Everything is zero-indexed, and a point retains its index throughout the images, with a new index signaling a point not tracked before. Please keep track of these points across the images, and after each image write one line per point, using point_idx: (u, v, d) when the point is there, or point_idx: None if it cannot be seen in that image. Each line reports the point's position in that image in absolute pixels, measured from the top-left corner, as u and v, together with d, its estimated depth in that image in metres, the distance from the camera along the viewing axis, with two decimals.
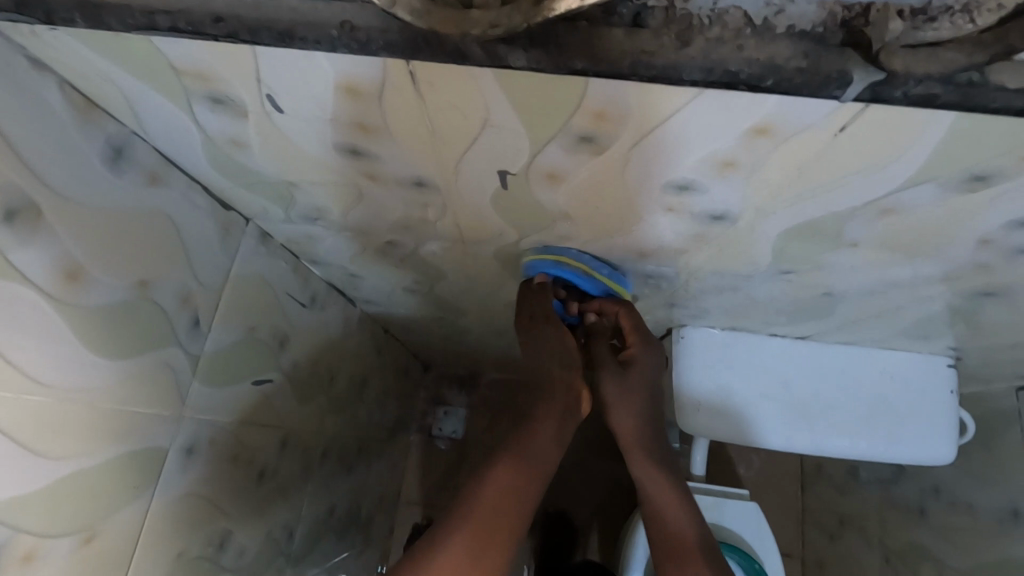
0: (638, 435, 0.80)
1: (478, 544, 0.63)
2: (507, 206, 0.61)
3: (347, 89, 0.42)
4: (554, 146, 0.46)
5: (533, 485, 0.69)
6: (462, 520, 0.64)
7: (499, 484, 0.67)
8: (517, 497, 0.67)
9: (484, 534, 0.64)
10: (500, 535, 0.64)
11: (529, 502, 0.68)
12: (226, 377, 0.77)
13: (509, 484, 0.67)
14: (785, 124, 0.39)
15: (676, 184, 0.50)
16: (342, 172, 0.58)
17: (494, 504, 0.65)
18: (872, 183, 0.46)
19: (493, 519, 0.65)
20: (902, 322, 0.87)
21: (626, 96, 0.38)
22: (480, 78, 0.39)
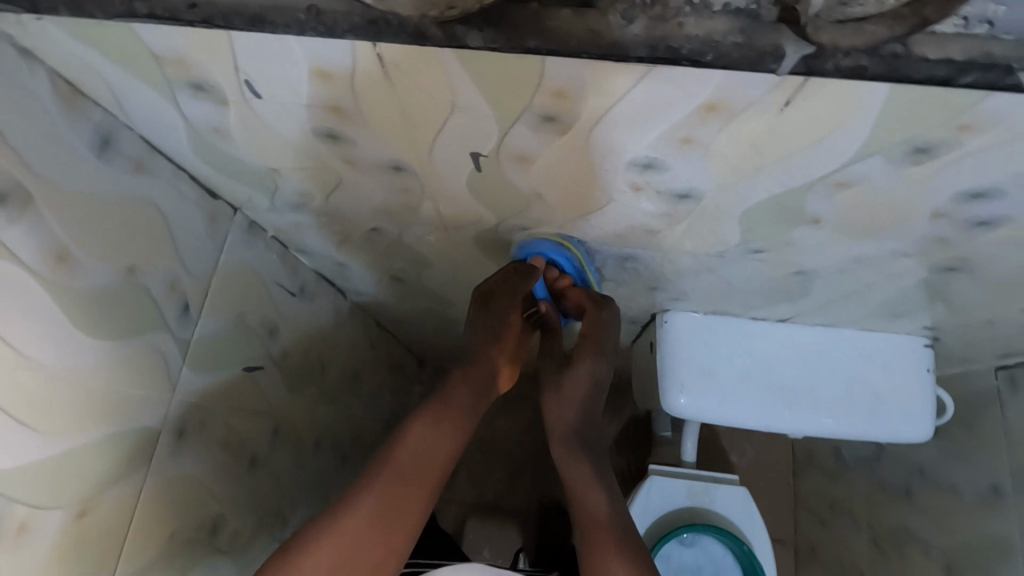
0: (566, 424, 0.83)
1: (385, 502, 0.65)
2: (483, 189, 0.63)
3: (319, 72, 0.44)
4: (520, 126, 0.49)
5: (448, 446, 0.70)
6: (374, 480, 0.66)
7: (414, 440, 0.68)
8: (431, 457, 0.68)
9: (391, 492, 0.65)
10: (408, 494, 0.66)
11: (442, 462, 0.69)
12: (215, 363, 0.79)
13: (426, 445, 0.68)
14: (733, 98, 0.41)
15: (640, 161, 0.53)
16: (322, 158, 0.60)
17: (407, 463, 0.67)
18: (823, 156, 0.48)
19: (405, 480, 0.66)
20: (875, 302, 0.90)
21: (582, 74, 0.40)
22: (444, 61, 0.41)
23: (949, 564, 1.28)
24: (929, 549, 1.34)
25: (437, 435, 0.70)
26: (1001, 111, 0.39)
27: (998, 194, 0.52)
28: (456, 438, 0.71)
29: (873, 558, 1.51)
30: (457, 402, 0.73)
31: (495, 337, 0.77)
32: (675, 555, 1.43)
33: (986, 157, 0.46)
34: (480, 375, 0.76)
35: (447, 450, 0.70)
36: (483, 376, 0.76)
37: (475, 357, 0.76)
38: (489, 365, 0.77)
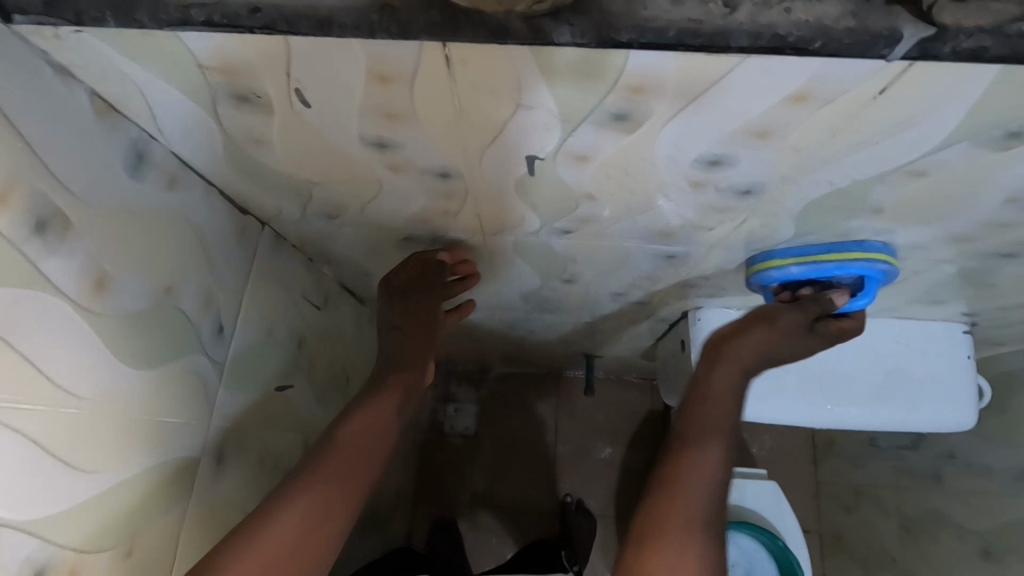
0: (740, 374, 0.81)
1: (324, 499, 0.67)
2: (530, 192, 0.60)
3: (380, 78, 0.41)
4: (586, 126, 0.46)
5: (377, 441, 0.75)
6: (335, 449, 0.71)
7: (347, 437, 0.73)
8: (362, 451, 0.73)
9: (345, 463, 0.71)
10: (344, 489, 0.69)
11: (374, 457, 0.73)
12: (248, 383, 0.76)
13: (357, 442, 0.73)
14: (824, 88, 0.39)
15: (707, 159, 0.50)
16: (364, 166, 0.57)
17: (339, 459, 0.70)
18: (904, 145, 0.46)
19: (340, 474, 0.70)
20: (918, 289, 0.88)
21: (671, 67, 0.38)
22: (519, 59, 0.38)
23: None
24: (962, 533, 1.33)
25: (366, 431, 0.74)
26: None
27: None
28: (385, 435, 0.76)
29: (903, 543, 1.50)
30: (382, 405, 0.78)
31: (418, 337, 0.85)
32: None
33: None
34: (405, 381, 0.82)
35: (377, 446, 0.75)
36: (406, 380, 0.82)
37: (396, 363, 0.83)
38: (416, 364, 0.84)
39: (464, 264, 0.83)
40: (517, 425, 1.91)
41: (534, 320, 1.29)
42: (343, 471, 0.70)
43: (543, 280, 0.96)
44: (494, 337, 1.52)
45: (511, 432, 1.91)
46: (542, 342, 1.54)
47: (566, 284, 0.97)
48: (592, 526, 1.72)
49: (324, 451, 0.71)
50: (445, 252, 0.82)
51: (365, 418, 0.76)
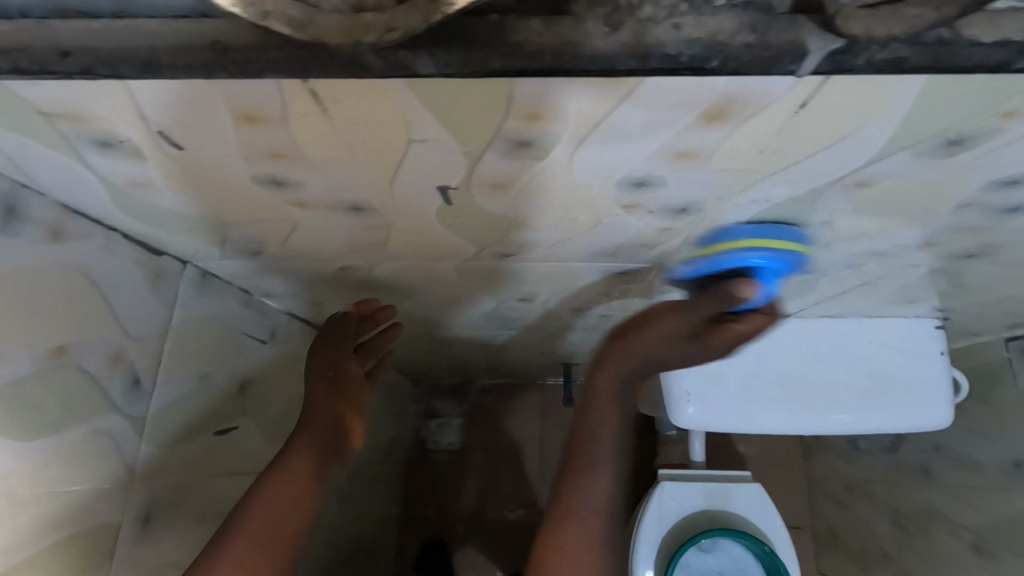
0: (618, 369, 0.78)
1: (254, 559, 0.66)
2: (458, 221, 0.56)
3: (247, 117, 0.37)
4: (490, 155, 0.42)
5: (299, 507, 0.72)
6: (258, 500, 0.70)
7: (269, 488, 0.71)
8: (280, 522, 0.70)
9: (275, 511, 0.70)
10: (275, 542, 0.69)
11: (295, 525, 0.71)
12: (179, 434, 0.71)
13: (276, 502, 0.70)
14: (736, 106, 0.35)
15: (633, 180, 0.46)
16: (269, 204, 0.52)
17: (263, 512, 0.69)
18: (838, 157, 0.42)
19: (258, 544, 0.67)
20: (886, 291, 0.84)
21: (565, 93, 0.34)
22: (394, 91, 0.34)
23: (977, 544, 1.23)
24: (953, 529, 1.29)
25: (282, 498, 0.71)
26: None
27: None
28: (306, 500, 0.73)
29: (896, 538, 1.46)
30: (298, 466, 0.74)
31: (335, 388, 0.81)
32: (696, 563, 1.38)
33: None
34: (324, 436, 0.78)
35: (298, 511, 0.72)
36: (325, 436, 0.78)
37: (313, 416, 0.79)
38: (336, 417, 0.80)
39: (382, 311, 0.89)
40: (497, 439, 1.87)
41: (504, 336, 1.25)
42: (275, 520, 0.69)
43: (498, 300, 0.92)
44: (467, 352, 1.47)
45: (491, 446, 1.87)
46: (517, 354, 1.50)
47: (525, 302, 0.93)
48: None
49: (239, 522, 0.68)
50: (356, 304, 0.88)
51: (280, 483, 0.72)
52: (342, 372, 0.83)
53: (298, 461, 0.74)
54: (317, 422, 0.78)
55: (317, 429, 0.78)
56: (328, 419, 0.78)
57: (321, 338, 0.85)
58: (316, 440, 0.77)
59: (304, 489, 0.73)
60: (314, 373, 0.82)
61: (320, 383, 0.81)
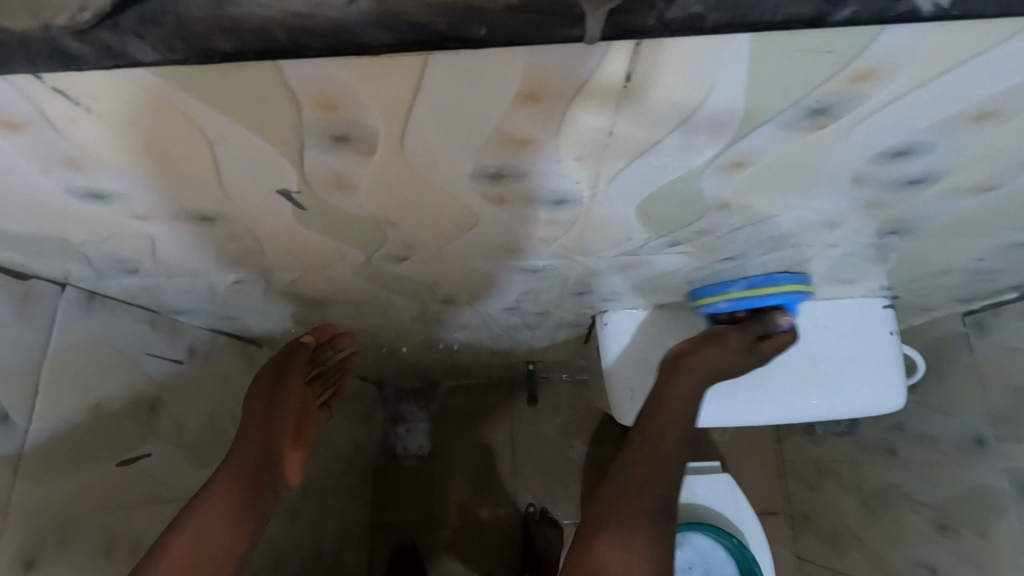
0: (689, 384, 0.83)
1: None
2: (325, 227, 0.52)
3: (5, 123, 0.33)
4: (311, 152, 0.37)
5: (220, 553, 0.62)
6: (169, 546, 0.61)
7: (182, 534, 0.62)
8: (195, 571, 0.61)
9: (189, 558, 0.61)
10: None
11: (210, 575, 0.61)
12: (67, 467, 0.67)
13: (189, 552, 0.61)
14: (553, 83, 0.31)
15: (486, 173, 0.42)
16: (105, 220, 0.48)
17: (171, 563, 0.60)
18: (700, 135, 0.38)
19: None
20: (820, 272, 0.81)
21: (351, 76, 0.30)
22: (152, 83, 0.30)
23: (940, 523, 1.20)
24: (917, 508, 1.27)
25: (196, 544, 0.62)
26: (897, 51, 0.30)
27: (922, 148, 0.42)
28: (226, 546, 0.63)
29: (864, 520, 1.44)
30: (218, 505, 0.64)
31: (270, 417, 0.70)
32: None
33: (900, 107, 0.36)
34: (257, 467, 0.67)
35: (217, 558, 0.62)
36: (257, 472, 0.67)
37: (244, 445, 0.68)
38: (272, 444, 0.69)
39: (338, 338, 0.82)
40: (466, 440, 1.83)
41: (449, 338, 1.21)
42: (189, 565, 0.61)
43: (421, 303, 0.88)
44: (419, 356, 1.43)
45: (460, 450, 1.82)
46: (473, 355, 1.46)
47: (449, 304, 0.89)
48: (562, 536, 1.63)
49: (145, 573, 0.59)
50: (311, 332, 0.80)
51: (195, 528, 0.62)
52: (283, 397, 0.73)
53: (220, 498, 0.64)
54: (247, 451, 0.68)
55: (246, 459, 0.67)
56: (262, 446, 0.68)
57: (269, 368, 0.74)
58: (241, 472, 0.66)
59: (224, 534, 0.63)
60: (252, 399, 0.72)
61: (256, 411, 0.70)
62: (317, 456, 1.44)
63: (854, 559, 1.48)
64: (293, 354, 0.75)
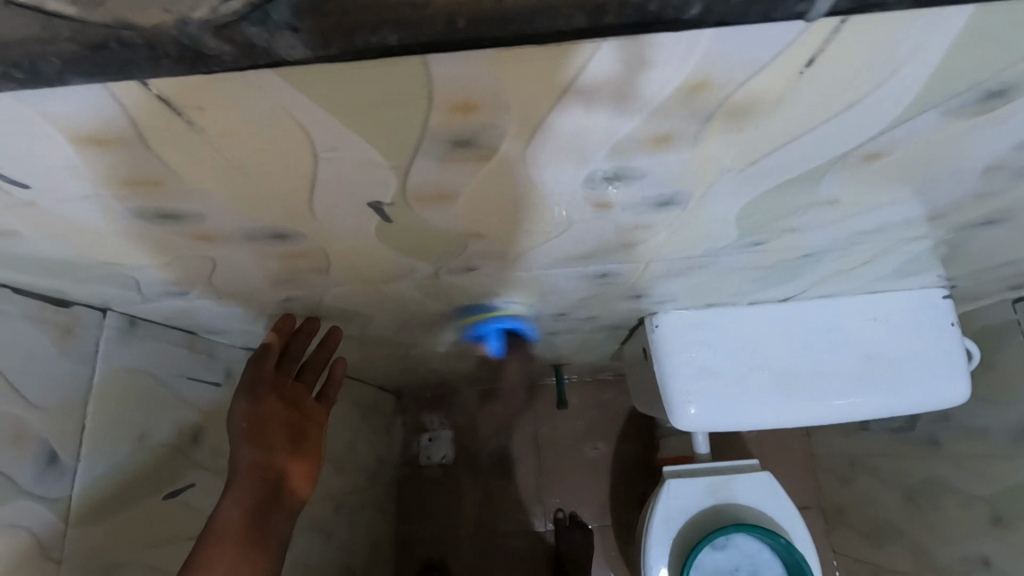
0: None
1: None
2: (401, 240, 0.47)
3: (91, 141, 0.28)
4: (422, 161, 0.33)
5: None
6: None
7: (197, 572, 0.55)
8: None
9: None
10: None
11: None
12: (115, 505, 0.62)
13: None
14: (723, 72, 0.28)
15: (601, 176, 0.38)
16: (166, 241, 0.43)
17: None
18: (850, 124, 0.34)
19: None
20: (893, 265, 0.77)
21: (508, 71, 0.26)
22: (270, 92, 0.26)
23: (993, 515, 1.17)
24: (967, 500, 1.23)
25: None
26: None
27: None
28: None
29: (907, 514, 1.41)
30: (231, 532, 0.58)
31: (257, 435, 0.63)
32: (707, 561, 1.24)
33: None
34: (261, 487, 0.61)
35: None
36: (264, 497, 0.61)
37: (239, 474, 0.61)
38: (269, 458, 0.63)
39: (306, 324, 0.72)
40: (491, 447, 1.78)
41: (485, 346, 1.17)
42: None
43: (470, 313, 0.84)
44: (446, 365, 1.38)
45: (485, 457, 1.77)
46: (502, 361, 1.42)
47: (497, 313, 0.85)
48: (591, 538, 1.63)
49: None
50: (273, 332, 0.69)
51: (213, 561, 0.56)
52: (264, 407, 0.65)
53: (232, 527, 0.58)
54: (245, 475, 0.61)
55: (244, 478, 0.61)
56: (260, 464, 0.62)
57: (239, 386, 0.65)
58: (244, 494, 0.60)
59: (247, 553, 0.58)
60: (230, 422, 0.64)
61: (242, 436, 0.63)
62: (344, 471, 1.39)
63: (897, 554, 1.45)
64: (258, 367, 0.65)
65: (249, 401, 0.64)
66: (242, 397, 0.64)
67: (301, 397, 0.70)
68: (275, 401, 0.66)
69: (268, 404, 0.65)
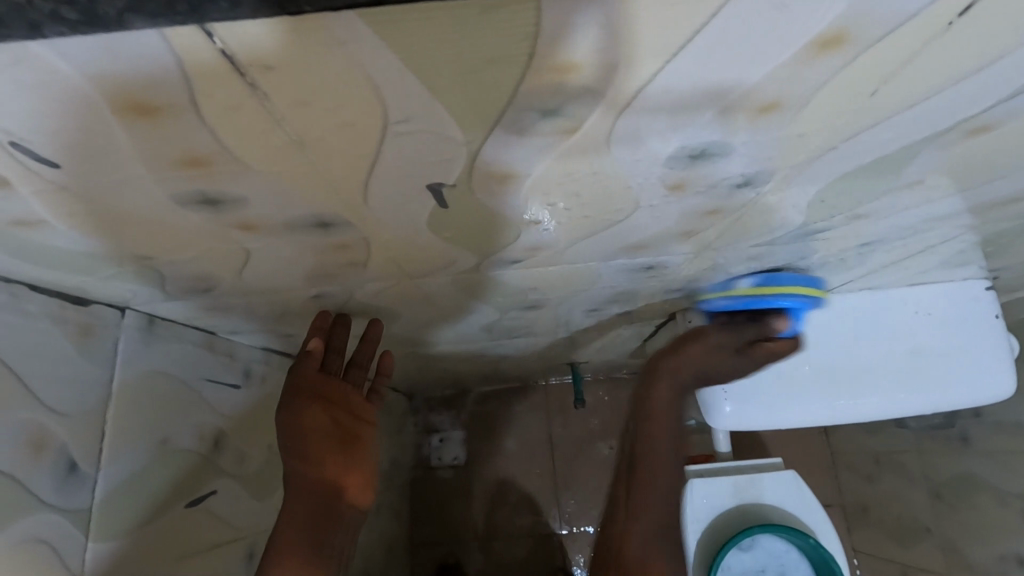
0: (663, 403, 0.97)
1: None
2: (452, 228, 0.44)
3: (137, 109, 0.25)
4: (500, 135, 0.30)
5: None
6: None
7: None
8: None
9: None
10: None
11: None
12: (138, 514, 0.59)
13: None
14: (864, 24, 0.24)
15: (688, 153, 0.34)
16: (202, 230, 0.40)
17: None
18: (974, 90, 0.31)
19: None
20: (945, 254, 0.74)
21: (633, 22, 0.23)
22: (352, 45, 0.22)
23: None
24: (1003, 497, 1.20)
25: None
26: None
27: None
28: None
29: (936, 511, 1.38)
30: (288, 549, 0.59)
31: (304, 450, 0.61)
32: (735, 562, 1.17)
33: None
34: (313, 503, 0.61)
35: None
36: (317, 511, 0.61)
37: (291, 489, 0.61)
38: (319, 473, 0.61)
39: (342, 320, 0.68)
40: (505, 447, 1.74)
41: (507, 345, 1.13)
42: None
43: (500, 310, 0.81)
44: (463, 364, 1.35)
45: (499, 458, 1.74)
46: (521, 360, 1.38)
47: (528, 309, 0.82)
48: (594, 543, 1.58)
49: None
50: (313, 335, 0.65)
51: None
52: (308, 419, 0.62)
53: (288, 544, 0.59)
54: (297, 491, 0.61)
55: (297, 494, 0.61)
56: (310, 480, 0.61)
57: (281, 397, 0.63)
58: (297, 510, 0.60)
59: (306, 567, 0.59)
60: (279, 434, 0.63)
61: (289, 451, 0.62)
62: None
63: (926, 553, 1.42)
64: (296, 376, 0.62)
65: (290, 414, 0.62)
66: (284, 409, 0.62)
67: (350, 400, 0.66)
68: (319, 409, 0.63)
69: (314, 415, 0.62)
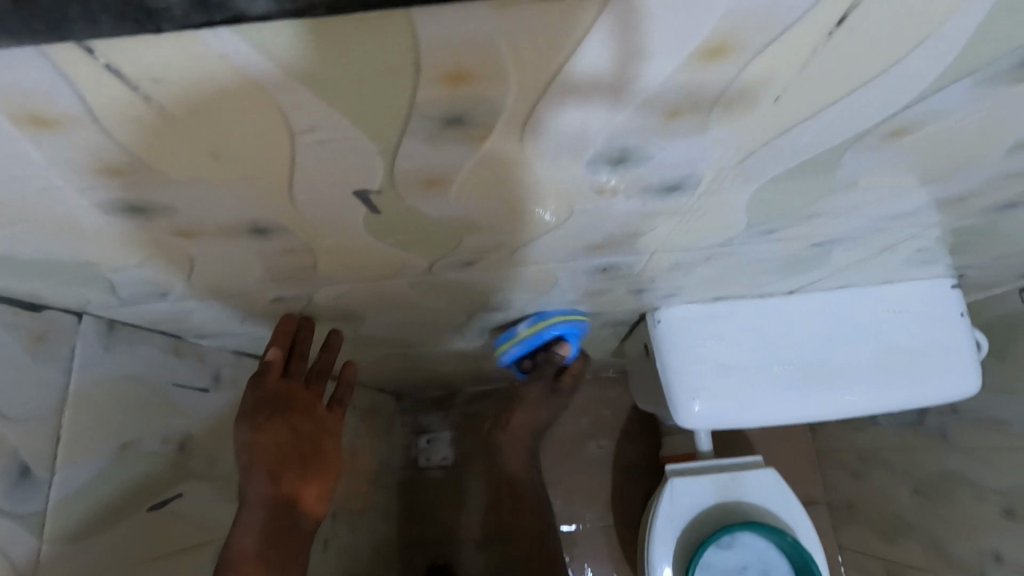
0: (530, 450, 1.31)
1: None
2: (394, 233, 0.44)
3: (39, 122, 0.26)
4: (412, 142, 0.30)
5: None
6: None
7: None
8: None
9: None
10: None
11: None
12: (97, 518, 0.59)
13: None
14: (745, 32, 0.25)
15: (609, 158, 0.35)
16: (139, 237, 0.40)
17: None
18: (880, 94, 0.31)
19: None
20: (905, 253, 0.75)
21: (512, 32, 0.23)
22: (237, 58, 0.23)
23: (1008, 508, 1.14)
24: (981, 493, 1.21)
25: None
26: None
27: None
28: None
29: (918, 507, 1.39)
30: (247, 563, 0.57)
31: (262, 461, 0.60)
32: (716, 560, 1.16)
33: None
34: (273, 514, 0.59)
35: None
36: (279, 522, 0.59)
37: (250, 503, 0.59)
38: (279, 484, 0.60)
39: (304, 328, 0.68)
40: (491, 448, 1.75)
41: (485, 346, 1.14)
42: None
43: (468, 311, 0.81)
44: (445, 365, 1.35)
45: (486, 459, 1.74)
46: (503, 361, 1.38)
47: (497, 311, 0.82)
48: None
49: None
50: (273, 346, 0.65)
51: None
52: (267, 430, 0.61)
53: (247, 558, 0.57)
54: (256, 503, 0.59)
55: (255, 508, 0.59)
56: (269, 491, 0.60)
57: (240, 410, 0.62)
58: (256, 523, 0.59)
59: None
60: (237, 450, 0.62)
61: (248, 464, 0.60)
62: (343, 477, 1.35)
63: (912, 550, 1.42)
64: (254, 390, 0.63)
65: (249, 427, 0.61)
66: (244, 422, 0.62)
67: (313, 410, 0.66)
68: (279, 422, 0.62)
69: (273, 426, 0.62)
